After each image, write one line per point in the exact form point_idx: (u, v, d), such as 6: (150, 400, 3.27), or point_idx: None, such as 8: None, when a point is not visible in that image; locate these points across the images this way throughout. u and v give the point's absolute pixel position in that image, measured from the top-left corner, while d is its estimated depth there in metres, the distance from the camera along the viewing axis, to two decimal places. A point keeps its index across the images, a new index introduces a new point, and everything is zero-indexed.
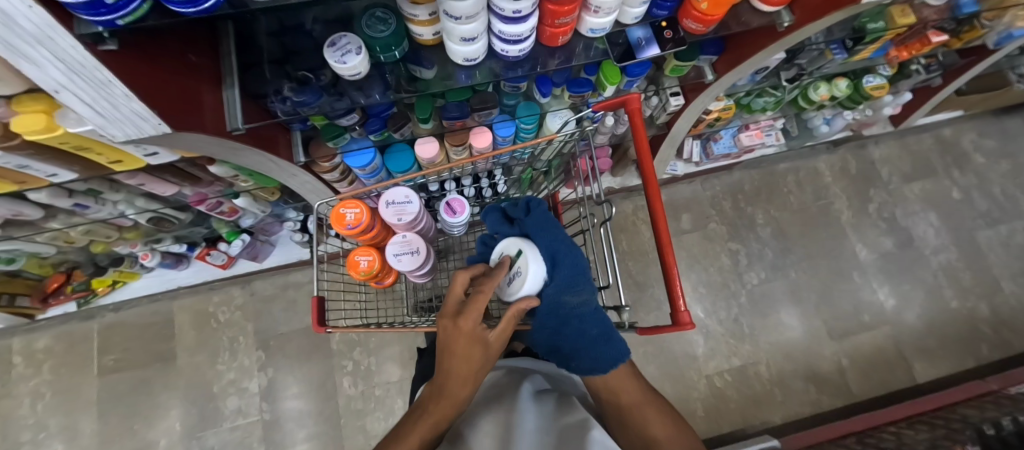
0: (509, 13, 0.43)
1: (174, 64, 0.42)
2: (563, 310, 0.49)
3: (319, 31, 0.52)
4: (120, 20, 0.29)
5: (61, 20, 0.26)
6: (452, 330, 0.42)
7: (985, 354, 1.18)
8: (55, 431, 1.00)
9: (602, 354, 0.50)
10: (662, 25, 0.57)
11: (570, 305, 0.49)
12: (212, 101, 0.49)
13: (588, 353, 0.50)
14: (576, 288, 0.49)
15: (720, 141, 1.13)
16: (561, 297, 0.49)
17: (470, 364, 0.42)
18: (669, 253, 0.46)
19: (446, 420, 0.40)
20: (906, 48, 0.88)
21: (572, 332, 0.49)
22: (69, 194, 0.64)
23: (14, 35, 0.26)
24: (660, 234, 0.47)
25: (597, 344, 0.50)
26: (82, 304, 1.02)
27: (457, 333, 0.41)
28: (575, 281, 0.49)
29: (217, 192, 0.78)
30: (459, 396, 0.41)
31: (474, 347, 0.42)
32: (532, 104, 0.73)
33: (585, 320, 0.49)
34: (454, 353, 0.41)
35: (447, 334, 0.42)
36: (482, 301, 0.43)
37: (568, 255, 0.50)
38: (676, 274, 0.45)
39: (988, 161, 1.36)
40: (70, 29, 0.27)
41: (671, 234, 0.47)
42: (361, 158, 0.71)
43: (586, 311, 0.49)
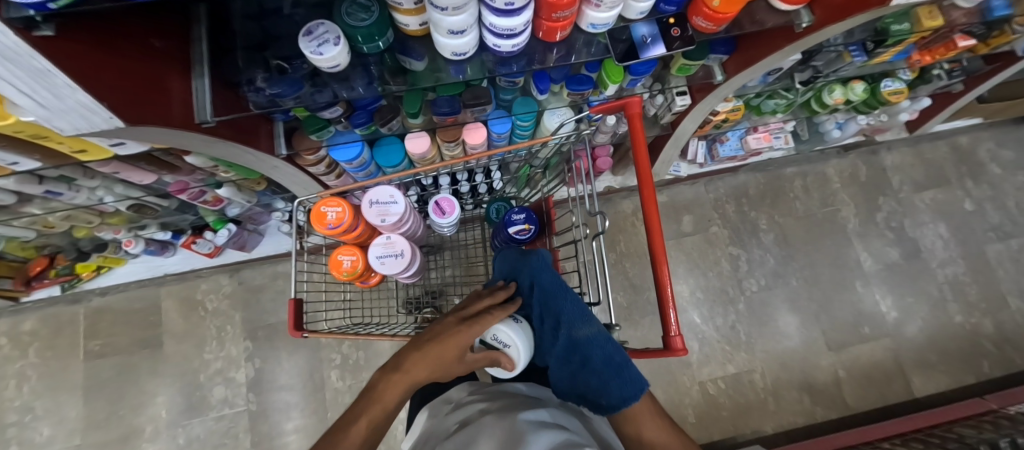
0: (501, 5, 0.39)
1: (132, 49, 0.38)
2: (575, 343, 0.48)
3: (299, 15, 0.47)
4: (55, 3, 0.26)
5: None
6: (451, 328, 0.43)
7: (986, 370, 1.15)
8: (41, 414, 1.00)
9: (628, 381, 0.45)
10: (669, 21, 0.52)
11: (585, 339, 0.48)
12: (182, 92, 0.45)
13: (615, 382, 0.46)
14: (586, 319, 0.49)
15: (727, 142, 1.08)
16: (573, 333, 0.48)
17: (446, 358, 0.40)
18: (663, 269, 0.43)
19: (395, 401, 0.37)
20: (930, 52, 0.83)
21: (594, 366, 0.47)
22: (39, 181, 0.61)
23: None
24: (654, 242, 0.44)
25: (621, 372, 0.46)
26: (67, 288, 1.00)
27: (453, 329, 0.43)
28: (582, 313, 0.49)
29: (199, 181, 0.75)
30: (415, 376, 0.38)
31: (456, 344, 0.42)
32: (530, 100, 0.69)
33: (606, 348, 0.47)
34: (434, 340, 0.41)
35: (445, 327, 0.43)
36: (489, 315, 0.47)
37: (568, 290, 0.50)
38: (667, 289, 0.43)
39: (1003, 172, 1.31)
40: None
41: (665, 243, 0.44)
42: (347, 151, 0.68)
43: (600, 338, 0.48)
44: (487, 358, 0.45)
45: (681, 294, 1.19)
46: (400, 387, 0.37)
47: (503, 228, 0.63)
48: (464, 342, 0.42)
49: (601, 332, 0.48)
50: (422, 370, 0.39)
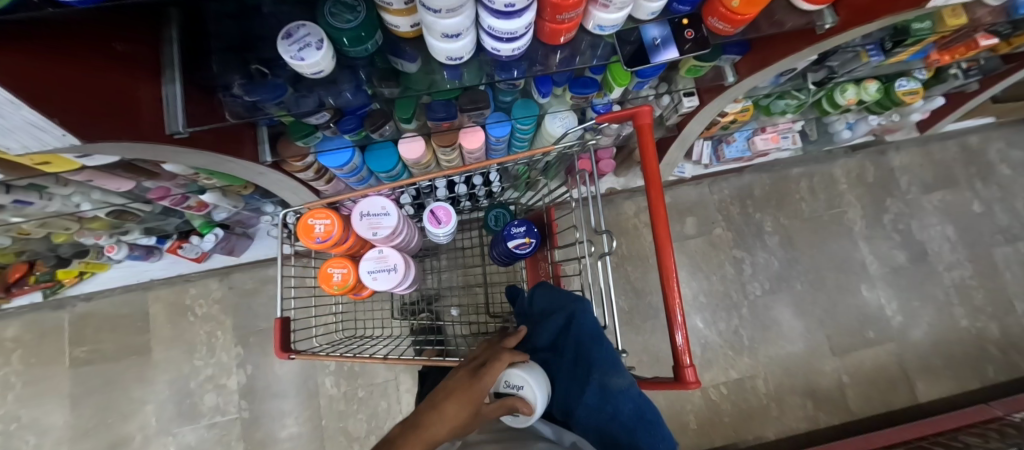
0: (500, 7, 0.36)
1: (89, 56, 0.34)
2: (607, 392, 0.45)
3: (280, 14, 0.43)
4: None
5: None
6: (462, 381, 0.41)
7: (990, 375, 1.14)
8: (27, 423, 0.97)
9: (657, 438, 0.44)
10: (682, 22, 0.48)
11: (617, 389, 0.45)
12: (150, 100, 0.41)
13: (644, 437, 0.44)
14: (619, 369, 0.46)
15: (733, 143, 1.05)
16: (605, 381, 0.46)
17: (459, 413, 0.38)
18: (673, 290, 0.42)
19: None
20: (949, 51, 0.80)
21: (623, 421, 0.45)
22: (6, 190, 0.57)
23: None
24: (664, 266, 0.44)
25: (649, 428, 0.44)
26: (49, 294, 0.96)
27: (464, 384, 0.40)
28: (615, 363, 0.47)
29: (181, 186, 0.71)
30: (435, 436, 0.35)
31: (470, 400, 0.39)
32: (530, 103, 0.66)
33: (638, 405, 0.45)
34: (448, 397, 0.39)
35: (456, 382, 0.41)
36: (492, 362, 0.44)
37: (602, 338, 0.49)
38: (679, 315, 0.42)
39: (1013, 172, 1.28)
40: None
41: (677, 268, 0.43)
42: (337, 158, 0.64)
43: (635, 393, 0.45)
44: (504, 406, 0.44)
45: (684, 298, 1.17)
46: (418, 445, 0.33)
47: (502, 242, 0.60)
48: (478, 397, 0.40)
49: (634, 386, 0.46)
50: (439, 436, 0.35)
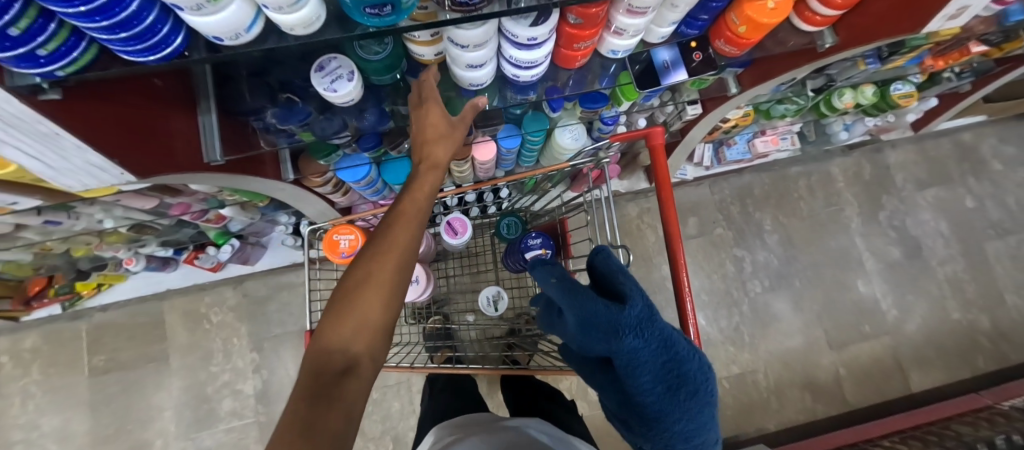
0: (523, 40, 0.39)
1: (139, 98, 0.36)
2: (643, 357, 0.38)
3: None
4: (43, 46, 0.24)
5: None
6: (417, 115, 0.45)
7: (981, 365, 1.19)
8: (49, 431, 1.00)
9: (684, 417, 0.40)
10: (691, 44, 0.51)
11: (647, 350, 0.38)
12: (186, 131, 0.43)
13: (671, 413, 0.40)
14: (654, 334, 0.39)
15: (734, 146, 1.08)
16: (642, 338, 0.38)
17: (413, 242, 0.39)
18: (691, 324, 0.51)
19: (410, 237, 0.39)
20: (943, 57, 0.82)
21: (649, 379, 0.39)
22: (38, 213, 0.58)
23: None
24: (680, 288, 0.51)
25: (674, 397, 0.40)
26: (68, 306, 0.99)
27: (424, 122, 0.45)
28: (653, 334, 0.39)
29: (201, 202, 0.73)
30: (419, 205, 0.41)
31: (438, 125, 0.45)
32: (541, 117, 0.68)
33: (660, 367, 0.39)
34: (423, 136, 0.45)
35: (417, 120, 0.45)
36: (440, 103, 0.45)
37: (654, 317, 0.40)
38: (690, 315, 0.51)
39: (1005, 168, 1.32)
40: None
41: (691, 299, 0.51)
42: (356, 173, 0.66)
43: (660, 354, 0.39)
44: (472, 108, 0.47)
45: None
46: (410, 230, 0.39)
47: (519, 252, 0.63)
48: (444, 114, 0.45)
49: (659, 341, 0.39)
50: (380, 313, 0.35)
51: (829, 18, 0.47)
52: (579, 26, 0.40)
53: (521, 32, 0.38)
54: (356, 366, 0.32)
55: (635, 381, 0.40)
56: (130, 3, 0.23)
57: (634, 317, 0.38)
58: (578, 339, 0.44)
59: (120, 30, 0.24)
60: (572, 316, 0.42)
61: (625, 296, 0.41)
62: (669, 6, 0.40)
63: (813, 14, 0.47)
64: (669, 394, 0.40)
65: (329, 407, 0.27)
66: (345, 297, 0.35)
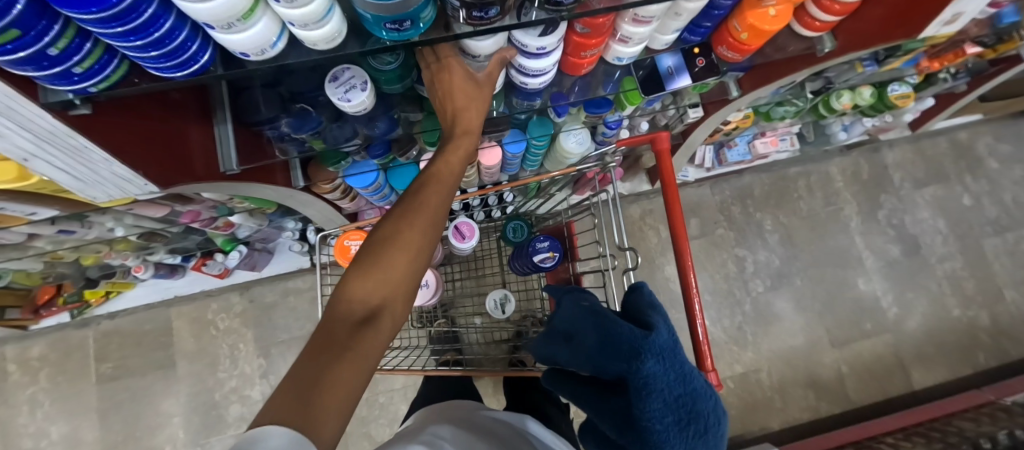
0: (532, 50, 0.40)
1: (161, 111, 0.38)
2: (658, 382, 0.40)
3: None
4: (78, 64, 0.25)
5: (19, 89, 0.25)
6: (442, 81, 0.42)
7: (982, 361, 1.20)
8: (57, 439, 1.00)
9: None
10: (694, 51, 0.52)
11: (662, 375, 0.41)
12: (203, 141, 0.45)
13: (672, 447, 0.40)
14: (672, 363, 0.42)
15: (734, 147, 1.09)
16: (660, 364, 0.41)
17: (443, 203, 0.42)
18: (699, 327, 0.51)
19: (440, 202, 0.41)
20: (939, 59, 0.83)
21: (659, 406, 0.40)
22: (52, 222, 0.59)
23: None
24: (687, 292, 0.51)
25: (679, 428, 0.40)
26: (77, 314, 0.99)
27: (452, 87, 0.42)
28: (670, 362, 0.42)
29: (211, 209, 0.73)
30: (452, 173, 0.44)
31: (464, 90, 0.42)
32: (546, 122, 0.69)
33: (671, 397, 0.41)
34: (452, 100, 0.43)
35: (442, 81, 0.42)
36: (462, 66, 0.41)
37: (672, 349, 0.43)
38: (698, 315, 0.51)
39: (1001, 166, 1.34)
40: (34, 99, 0.25)
41: (699, 301, 0.51)
42: (363, 179, 0.66)
43: (671, 381, 0.41)
44: (500, 61, 0.42)
45: None
46: (442, 192, 0.42)
47: (527, 255, 0.64)
48: (471, 76, 0.42)
49: (674, 371, 0.41)
50: (402, 272, 0.36)
51: (827, 24, 0.48)
52: (586, 34, 0.41)
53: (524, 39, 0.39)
54: (376, 319, 0.33)
55: (647, 413, 0.40)
56: (164, 22, 0.24)
57: (658, 344, 0.42)
58: (593, 361, 0.44)
59: (151, 48, 0.25)
60: (595, 334, 0.45)
61: (650, 326, 0.45)
62: (673, 14, 0.41)
63: (812, 20, 0.48)
64: (678, 427, 0.40)
65: (341, 360, 0.28)
66: (372, 252, 0.37)
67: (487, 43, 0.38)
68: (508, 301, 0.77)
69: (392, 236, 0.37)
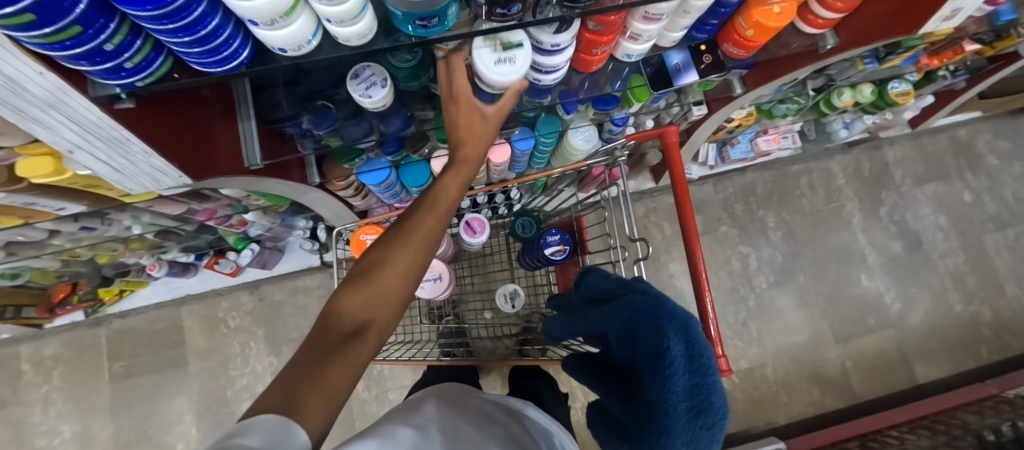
0: (548, 46, 0.41)
1: (191, 107, 0.39)
2: (680, 366, 0.37)
3: None
4: (130, 59, 0.26)
5: (72, 82, 0.26)
6: (452, 110, 0.46)
7: (984, 356, 1.21)
8: (70, 437, 1.01)
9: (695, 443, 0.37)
10: (701, 48, 0.54)
11: (686, 359, 0.37)
12: (228, 138, 0.46)
13: (681, 436, 0.37)
14: (700, 352, 0.38)
15: (738, 145, 1.10)
16: (686, 348, 0.37)
17: (437, 230, 0.42)
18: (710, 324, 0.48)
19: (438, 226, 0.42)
20: (937, 56, 0.85)
21: (676, 390, 0.37)
22: (74, 219, 0.61)
23: (22, 99, 0.26)
24: (700, 289, 0.48)
25: (692, 419, 0.37)
26: (91, 313, 1.01)
27: (458, 108, 0.46)
28: (697, 349, 0.38)
29: (226, 207, 0.75)
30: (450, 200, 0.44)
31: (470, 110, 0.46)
32: (554, 119, 0.70)
33: (690, 384, 0.37)
34: (459, 125, 0.47)
35: (451, 111, 0.47)
36: (470, 96, 0.46)
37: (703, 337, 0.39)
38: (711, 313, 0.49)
39: (1001, 162, 1.35)
40: (84, 92, 0.27)
41: (712, 301, 0.48)
42: (377, 177, 0.68)
43: (694, 368, 0.37)
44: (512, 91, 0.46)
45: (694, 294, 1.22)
46: (438, 220, 0.42)
47: (539, 249, 0.66)
48: (477, 106, 0.47)
49: (702, 359, 0.37)
50: (392, 287, 0.38)
51: (830, 21, 0.50)
52: (598, 31, 0.42)
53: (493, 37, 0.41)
54: (364, 331, 0.34)
55: (664, 392, 0.38)
56: (211, 21, 0.25)
57: (686, 328, 0.38)
58: (618, 337, 0.45)
59: (196, 44, 0.26)
60: (621, 311, 0.44)
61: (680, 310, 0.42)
62: (682, 12, 0.43)
63: (815, 17, 0.50)
64: (691, 418, 0.37)
65: (330, 364, 0.30)
66: (369, 266, 0.38)
67: (483, 67, 0.42)
68: (518, 295, 0.78)
69: (389, 253, 0.39)
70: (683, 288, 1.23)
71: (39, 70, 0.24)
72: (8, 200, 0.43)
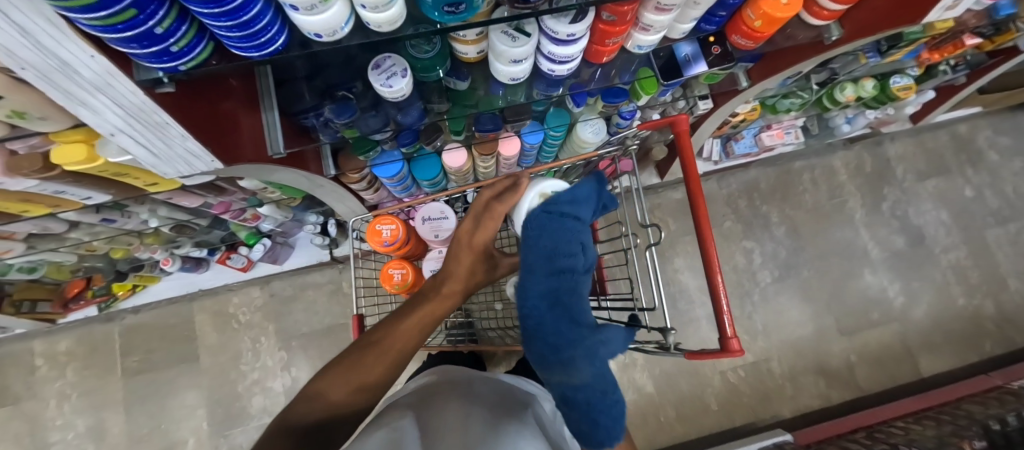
0: (563, 36, 0.43)
1: (219, 95, 0.41)
2: (549, 292, 0.47)
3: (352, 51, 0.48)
4: (175, 43, 0.28)
5: (119, 65, 0.28)
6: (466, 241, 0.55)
7: (988, 349, 1.22)
8: (84, 431, 1.02)
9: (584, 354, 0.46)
10: (709, 39, 0.55)
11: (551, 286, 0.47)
12: (252, 126, 0.47)
13: (571, 353, 0.46)
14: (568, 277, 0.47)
15: (742, 140, 1.12)
16: (550, 276, 0.47)
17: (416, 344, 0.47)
18: (720, 295, 0.47)
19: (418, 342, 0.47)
20: (939, 51, 0.86)
21: (546, 313, 0.47)
22: (96, 210, 0.63)
23: (73, 82, 0.27)
24: (709, 263, 0.47)
25: (574, 334, 0.47)
26: (104, 308, 1.01)
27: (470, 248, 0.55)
28: (560, 275, 0.47)
29: (241, 201, 0.76)
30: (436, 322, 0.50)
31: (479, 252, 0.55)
32: (563, 112, 0.72)
33: (560, 309, 0.47)
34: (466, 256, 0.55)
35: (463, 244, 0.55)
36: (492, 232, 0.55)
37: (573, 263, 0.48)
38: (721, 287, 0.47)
39: (1001, 158, 1.36)
40: (129, 74, 0.28)
41: (722, 275, 0.47)
42: (390, 169, 0.69)
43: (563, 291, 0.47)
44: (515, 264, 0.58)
45: (699, 289, 1.23)
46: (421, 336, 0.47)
47: None
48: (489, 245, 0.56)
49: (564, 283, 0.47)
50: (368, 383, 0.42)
51: (835, 12, 0.51)
52: (611, 22, 0.44)
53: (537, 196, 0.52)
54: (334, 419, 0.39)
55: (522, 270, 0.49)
56: (253, 7, 0.27)
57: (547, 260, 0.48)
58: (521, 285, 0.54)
59: (236, 28, 0.28)
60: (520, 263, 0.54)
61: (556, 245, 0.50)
62: (692, 4, 0.44)
63: (821, 9, 0.51)
64: (572, 331, 0.47)
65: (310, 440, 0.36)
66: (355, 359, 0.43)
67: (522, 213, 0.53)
68: None
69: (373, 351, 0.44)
70: (689, 283, 1.24)
71: (90, 52, 0.25)
72: (40, 188, 0.45)
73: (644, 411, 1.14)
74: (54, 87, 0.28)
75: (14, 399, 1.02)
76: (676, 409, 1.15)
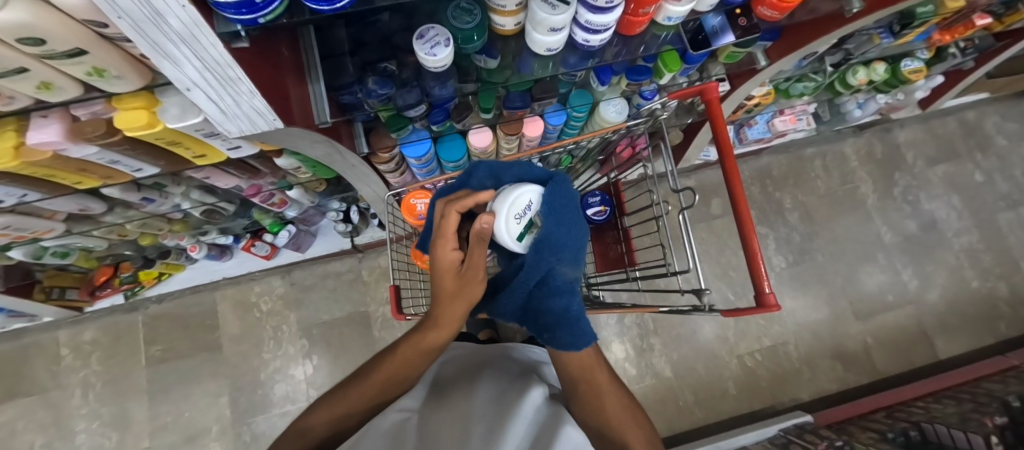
0: (602, 4, 0.43)
1: (275, 60, 0.42)
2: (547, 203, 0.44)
3: (388, 22, 0.50)
4: None
5: (204, 19, 0.28)
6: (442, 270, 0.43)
7: (1003, 331, 1.23)
8: (109, 420, 1.03)
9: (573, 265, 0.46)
10: (736, 12, 0.58)
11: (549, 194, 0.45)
12: (303, 96, 0.49)
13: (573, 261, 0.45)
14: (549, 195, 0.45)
15: (755, 126, 1.14)
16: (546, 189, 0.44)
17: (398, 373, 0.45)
18: (756, 257, 0.46)
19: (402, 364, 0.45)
20: (949, 32, 0.88)
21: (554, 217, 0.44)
22: (137, 189, 0.65)
23: (161, 35, 0.28)
24: (745, 227, 0.47)
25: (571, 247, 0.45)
26: (129, 296, 1.03)
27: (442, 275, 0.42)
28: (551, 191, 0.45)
29: (271, 183, 0.78)
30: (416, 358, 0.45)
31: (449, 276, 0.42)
32: (586, 93, 0.74)
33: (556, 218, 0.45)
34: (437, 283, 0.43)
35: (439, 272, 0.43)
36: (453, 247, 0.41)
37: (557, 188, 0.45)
38: (758, 251, 0.46)
39: (1009, 143, 1.38)
40: (211, 27, 0.29)
41: (759, 237, 0.47)
42: (419, 148, 0.71)
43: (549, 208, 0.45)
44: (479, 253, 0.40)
45: (714, 274, 1.25)
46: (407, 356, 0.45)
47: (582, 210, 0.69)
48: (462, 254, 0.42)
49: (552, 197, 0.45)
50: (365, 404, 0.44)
51: None
52: None
53: (517, 207, 0.41)
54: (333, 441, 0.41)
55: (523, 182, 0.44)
56: None
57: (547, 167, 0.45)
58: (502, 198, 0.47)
59: None
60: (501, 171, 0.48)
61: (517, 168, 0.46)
62: None
63: None
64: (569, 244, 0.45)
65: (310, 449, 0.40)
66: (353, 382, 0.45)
67: (505, 238, 0.40)
68: None
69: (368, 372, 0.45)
70: (704, 269, 1.25)
71: (181, 3, 0.25)
72: (97, 157, 0.47)
73: (663, 395, 1.15)
74: (144, 38, 0.28)
75: (40, 388, 1.03)
76: (694, 393, 1.15)
